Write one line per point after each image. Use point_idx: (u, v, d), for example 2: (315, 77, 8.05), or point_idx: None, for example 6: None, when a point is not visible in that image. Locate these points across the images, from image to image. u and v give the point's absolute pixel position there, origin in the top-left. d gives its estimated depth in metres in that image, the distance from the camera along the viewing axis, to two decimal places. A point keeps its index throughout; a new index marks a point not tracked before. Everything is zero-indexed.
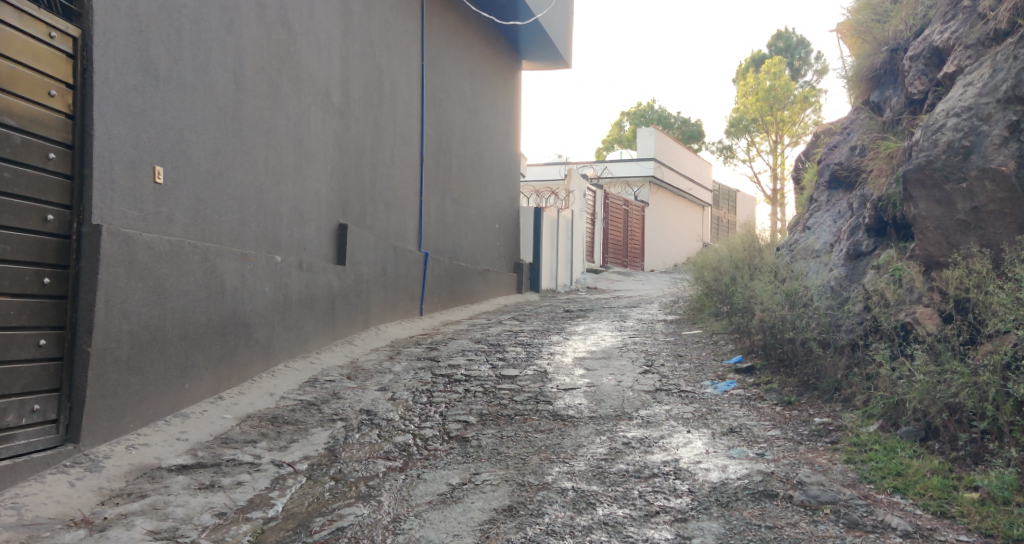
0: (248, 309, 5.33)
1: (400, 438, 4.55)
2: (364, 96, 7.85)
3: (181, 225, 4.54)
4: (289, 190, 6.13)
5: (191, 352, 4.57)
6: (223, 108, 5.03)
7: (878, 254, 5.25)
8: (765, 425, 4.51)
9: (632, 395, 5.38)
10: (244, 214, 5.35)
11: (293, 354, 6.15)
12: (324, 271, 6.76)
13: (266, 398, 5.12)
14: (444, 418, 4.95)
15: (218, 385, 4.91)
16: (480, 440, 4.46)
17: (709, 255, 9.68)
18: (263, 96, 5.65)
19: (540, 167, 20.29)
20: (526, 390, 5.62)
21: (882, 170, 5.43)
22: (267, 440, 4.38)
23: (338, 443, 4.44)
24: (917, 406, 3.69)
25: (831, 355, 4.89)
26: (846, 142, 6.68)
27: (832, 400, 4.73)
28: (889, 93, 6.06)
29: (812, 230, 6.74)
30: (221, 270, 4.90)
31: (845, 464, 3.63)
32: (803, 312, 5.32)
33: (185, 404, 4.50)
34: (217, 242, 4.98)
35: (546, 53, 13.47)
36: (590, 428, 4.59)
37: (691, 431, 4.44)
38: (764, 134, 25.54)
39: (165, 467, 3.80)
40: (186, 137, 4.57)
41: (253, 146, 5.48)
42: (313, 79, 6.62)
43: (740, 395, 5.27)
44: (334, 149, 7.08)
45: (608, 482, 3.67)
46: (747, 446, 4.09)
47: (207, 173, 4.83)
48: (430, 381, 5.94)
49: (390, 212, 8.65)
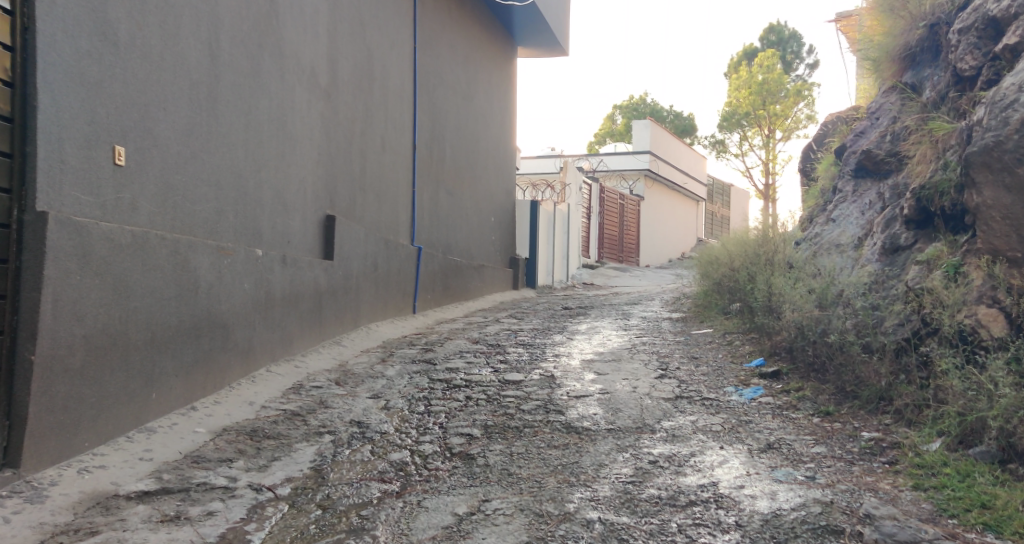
0: (225, 308, 4.78)
1: (395, 456, 4.02)
2: (353, 77, 7.30)
3: (146, 214, 3.98)
4: (270, 177, 5.58)
5: (159, 358, 4.01)
6: (196, 84, 4.47)
7: (921, 248, 4.81)
8: (807, 440, 4.02)
9: (651, 403, 4.88)
10: (220, 203, 4.80)
11: (276, 358, 5.61)
12: (310, 266, 6.22)
13: (245, 408, 4.58)
14: (444, 431, 4.43)
15: (190, 394, 4.35)
16: (488, 458, 3.94)
17: (715, 248, 9.23)
18: (243, 72, 5.10)
19: (533, 160, 19.86)
20: (533, 397, 5.10)
21: (926, 156, 5.01)
22: (244, 458, 3.84)
23: (325, 462, 3.90)
24: (1000, 423, 3.28)
25: (873, 359, 4.42)
26: (874, 127, 6.25)
27: (878, 412, 4.26)
28: (929, 72, 5.67)
29: (836, 222, 6.26)
30: (193, 265, 4.35)
31: (914, 491, 3.21)
32: (839, 311, 4.83)
33: (151, 418, 3.94)
34: (190, 233, 4.43)
35: (543, 39, 12.96)
36: (609, 444, 4.08)
37: (725, 448, 3.94)
38: (757, 128, 25.12)
39: (123, 495, 3.24)
40: (152, 114, 4.02)
41: (231, 127, 4.94)
42: (298, 57, 6.07)
43: (770, 405, 4.78)
44: (321, 134, 6.55)
45: (641, 512, 3.17)
46: (794, 468, 3.59)
47: (178, 155, 4.27)
48: (426, 388, 5.41)
49: (381, 203, 8.09)
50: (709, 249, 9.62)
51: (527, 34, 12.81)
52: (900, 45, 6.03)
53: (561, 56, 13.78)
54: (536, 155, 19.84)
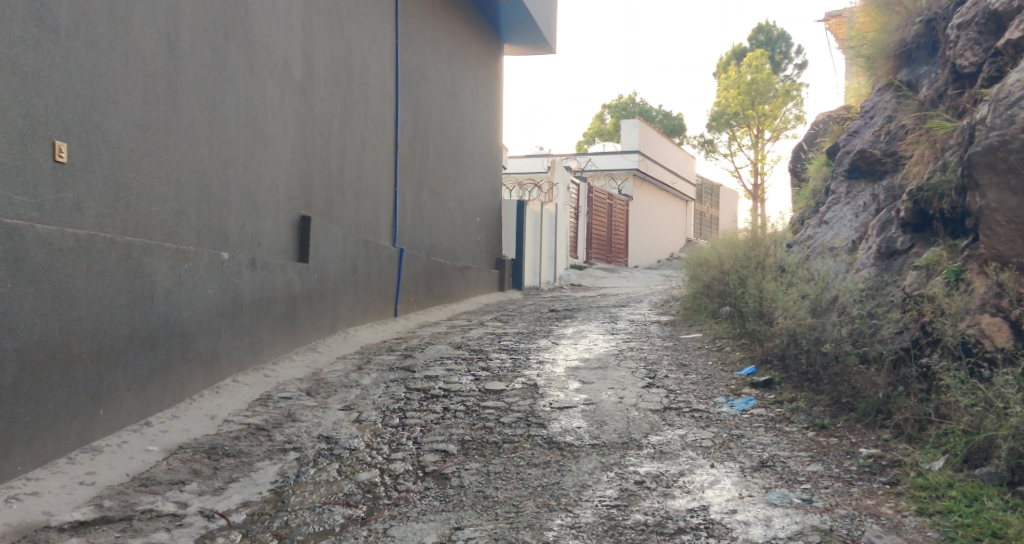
0: (186, 316, 4.49)
1: (364, 476, 3.76)
2: (330, 72, 7.01)
3: (93, 216, 3.70)
4: (238, 176, 5.29)
5: (108, 371, 3.73)
6: (152, 76, 4.19)
7: (919, 253, 4.58)
8: (802, 457, 3.79)
9: (638, 416, 4.64)
10: (181, 203, 4.52)
11: (243, 366, 5.32)
12: (282, 270, 5.94)
13: (206, 423, 4.30)
14: (418, 447, 4.16)
15: (145, 409, 4.07)
16: (462, 478, 3.67)
17: (704, 250, 9.00)
18: (207, 65, 4.82)
19: (521, 159, 19.64)
20: (514, 409, 4.84)
21: (923, 156, 4.78)
22: (198, 480, 3.56)
23: (287, 484, 3.62)
24: (1010, 444, 3.02)
25: (870, 369, 4.19)
26: (868, 127, 6.02)
27: (876, 426, 4.03)
28: (925, 70, 5.45)
29: (829, 225, 6.03)
30: (149, 270, 4.07)
31: (919, 517, 2.97)
32: (835, 318, 4.60)
33: (99, 436, 3.66)
34: (145, 237, 4.14)
35: (531, 36, 12.71)
36: (594, 462, 3.83)
37: (715, 466, 3.70)
38: (746, 129, 24.94)
39: (56, 526, 2.96)
40: (99, 107, 3.73)
41: (193, 122, 4.65)
42: (269, 51, 5.78)
43: (763, 417, 4.55)
44: (295, 132, 6.27)
45: (625, 541, 2.92)
46: (789, 489, 3.35)
47: (131, 152, 3.99)
48: (403, 398, 5.15)
49: (360, 203, 7.81)
50: (698, 250, 9.39)
51: (513, 31, 12.55)
52: (895, 41, 5.81)
53: (549, 54, 13.53)
54: (524, 154, 19.58)
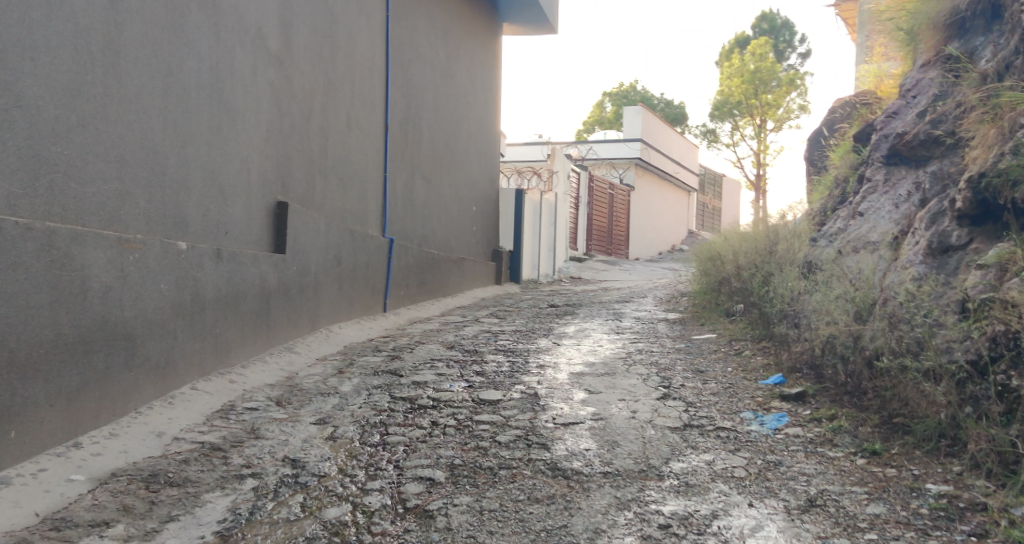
0: (131, 316, 3.85)
1: (332, 513, 3.12)
2: (311, 42, 6.32)
3: (3, 196, 3.05)
4: (201, 154, 4.63)
5: (24, 383, 3.09)
6: (86, 32, 3.52)
7: (981, 249, 3.95)
8: (858, 495, 3.18)
9: (655, 435, 4.01)
10: (126, 184, 3.87)
11: (206, 372, 4.68)
12: (253, 262, 5.28)
13: (151, 442, 3.67)
14: (399, 475, 3.51)
15: (75, 427, 3.42)
16: (449, 518, 3.04)
17: (716, 242, 8.33)
18: (160, 24, 4.16)
19: (518, 146, 18.97)
20: (513, 425, 4.20)
21: (987, 138, 4.16)
22: (127, 520, 2.93)
23: (237, 524, 2.99)
24: None
25: (930, 385, 3.57)
26: (912, 106, 5.37)
27: (941, 454, 3.42)
28: (986, 39, 4.82)
29: (864, 216, 5.39)
30: (80, 263, 3.42)
31: None
32: (884, 326, 3.97)
33: (9, 463, 3.02)
34: (78, 224, 3.50)
35: (531, 14, 12.02)
36: (607, 498, 3.19)
37: (755, 505, 3.08)
38: (748, 118, 24.08)
39: None
40: (10, 64, 3.08)
41: (141, 90, 3.99)
42: (239, 15, 5.12)
43: (801, 440, 3.92)
44: (270, 107, 5.60)
45: None
46: (850, 540, 2.78)
47: (55, 121, 3.33)
48: (386, 410, 4.50)
49: (346, 189, 7.14)
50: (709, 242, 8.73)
51: (513, 9, 11.87)
52: (947, 8, 5.18)
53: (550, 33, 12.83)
54: (523, 142, 18.93)
